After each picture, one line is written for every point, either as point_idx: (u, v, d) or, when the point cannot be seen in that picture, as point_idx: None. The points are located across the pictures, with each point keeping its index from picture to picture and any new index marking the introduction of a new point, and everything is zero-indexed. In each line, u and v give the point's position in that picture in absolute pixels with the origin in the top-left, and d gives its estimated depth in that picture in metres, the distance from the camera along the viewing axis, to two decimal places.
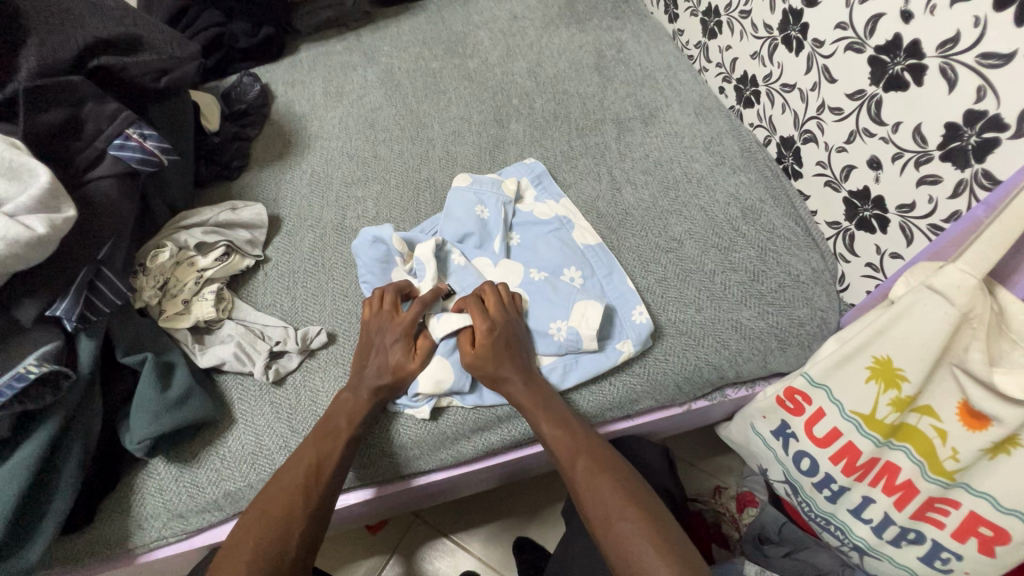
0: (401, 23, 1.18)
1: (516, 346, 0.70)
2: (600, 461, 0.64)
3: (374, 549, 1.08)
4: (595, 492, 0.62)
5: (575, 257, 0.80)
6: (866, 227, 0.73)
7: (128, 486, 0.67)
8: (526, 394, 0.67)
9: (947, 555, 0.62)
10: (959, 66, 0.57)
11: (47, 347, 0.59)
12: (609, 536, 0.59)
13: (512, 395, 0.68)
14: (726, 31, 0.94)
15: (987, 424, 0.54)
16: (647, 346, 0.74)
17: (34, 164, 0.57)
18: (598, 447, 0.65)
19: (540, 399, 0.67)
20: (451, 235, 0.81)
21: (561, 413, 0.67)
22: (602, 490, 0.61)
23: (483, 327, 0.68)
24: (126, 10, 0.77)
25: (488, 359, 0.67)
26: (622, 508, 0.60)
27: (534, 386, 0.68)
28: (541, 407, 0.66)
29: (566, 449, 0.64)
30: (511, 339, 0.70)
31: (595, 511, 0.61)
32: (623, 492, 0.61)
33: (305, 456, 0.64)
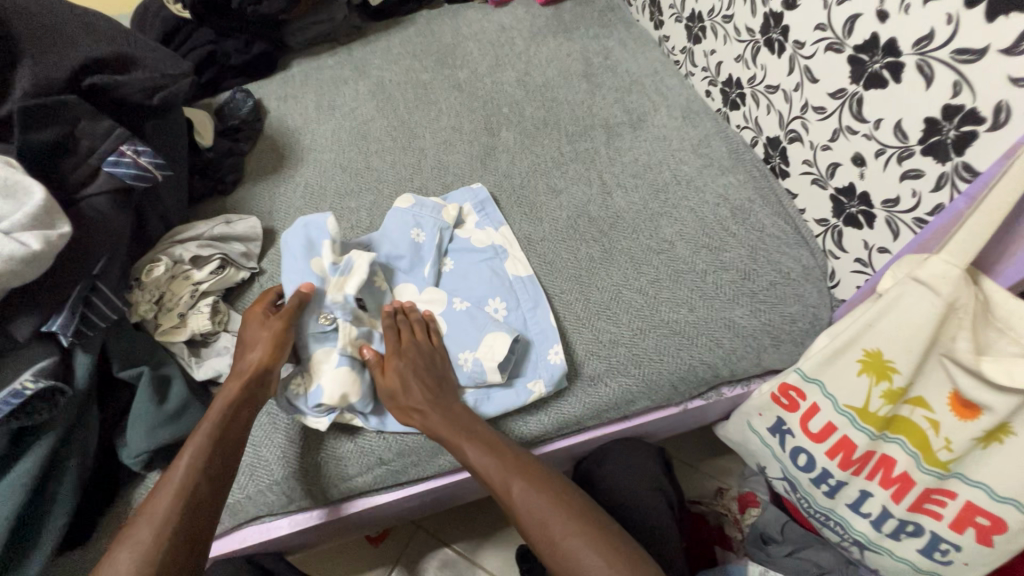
0: (391, 37, 1.20)
1: (433, 369, 0.69)
2: (530, 476, 0.61)
3: (376, 562, 1.08)
4: (530, 511, 0.59)
5: (503, 287, 0.79)
6: (853, 223, 0.74)
7: (125, 501, 0.67)
8: (443, 422, 0.65)
9: (946, 546, 0.62)
10: (935, 62, 0.58)
11: (44, 362, 0.60)
12: (556, 556, 0.56)
13: (433, 426, 0.65)
14: (710, 36, 0.96)
15: (978, 413, 0.54)
16: (561, 386, 0.73)
17: (30, 182, 0.58)
18: (525, 461, 0.63)
19: (460, 424, 0.65)
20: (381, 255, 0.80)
21: (485, 435, 0.64)
22: (536, 508, 0.59)
23: (397, 358, 0.68)
24: (119, 30, 0.79)
25: (400, 390, 0.66)
26: (562, 524, 0.57)
27: (449, 411, 0.66)
28: (461, 432, 0.64)
29: (494, 475, 0.61)
30: (426, 365, 0.69)
31: (532, 532, 0.58)
32: (557, 505, 0.59)
33: (184, 467, 0.56)
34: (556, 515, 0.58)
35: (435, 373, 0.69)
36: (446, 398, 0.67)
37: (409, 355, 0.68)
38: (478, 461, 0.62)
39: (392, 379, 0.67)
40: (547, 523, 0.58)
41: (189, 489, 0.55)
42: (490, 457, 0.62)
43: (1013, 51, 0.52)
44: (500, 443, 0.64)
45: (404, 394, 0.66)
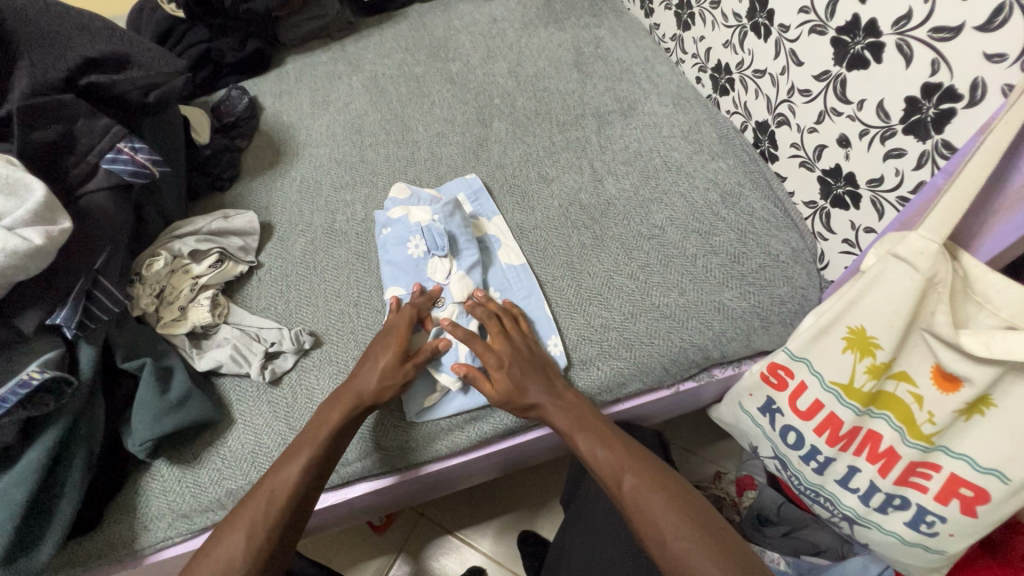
0: (384, 31, 1.21)
1: (535, 364, 0.71)
2: (646, 474, 0.63)
3: (381, 549, 1.10)
4: (646, 509, 0.60)
5: (497, 280, 0.82)
6: (840, 204, 0.75)
7: (132, 489, 0.69)
8: (564, 415, 0.67)
9: (932, 518, 0.63)
10: (914, 42, 0.59)
11: (48, 354, 0.61)
12: (667, 557, 0.57)
13: (550, 417, 0.67)
14: (699, 22, 0.96)
15: (959, 385, 0.55)
16: None
17: (30, 179, 0.60)
18: (644, 461, 0.64)
19: (583, 423, 0.67)
20: (399, 234, 0.83)
21: (602, 429, 0.66)
22: (650, 506, 0.60)
23: (499, 363, 0.69)
24: (114, 30, 0.80)
25: (512, 392, 0.68)
26: (677, 524, 0.58)
27: (569, 406, 0.68)
28: (580, 425, 0.66)
29: (612, 469, 0.63)
30: (528, 360, 0.71)
31: (644, 529, 0.60)
32: (674, 504, 0.60)
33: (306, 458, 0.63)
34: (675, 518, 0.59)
35: (540, 371, 0.70)
36: (561, 395, 0.69)
37: (524, 359, 0.70)
38: (593, 456, 0.65)
39: (500, 384, 0.68)
40: (660, 522, 0.59)
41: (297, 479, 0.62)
42: (609, 451, 0.64)
43: (987, 28, 0.52)
44: (619, 438, 0.66)
45: (519, 398, 0.68)
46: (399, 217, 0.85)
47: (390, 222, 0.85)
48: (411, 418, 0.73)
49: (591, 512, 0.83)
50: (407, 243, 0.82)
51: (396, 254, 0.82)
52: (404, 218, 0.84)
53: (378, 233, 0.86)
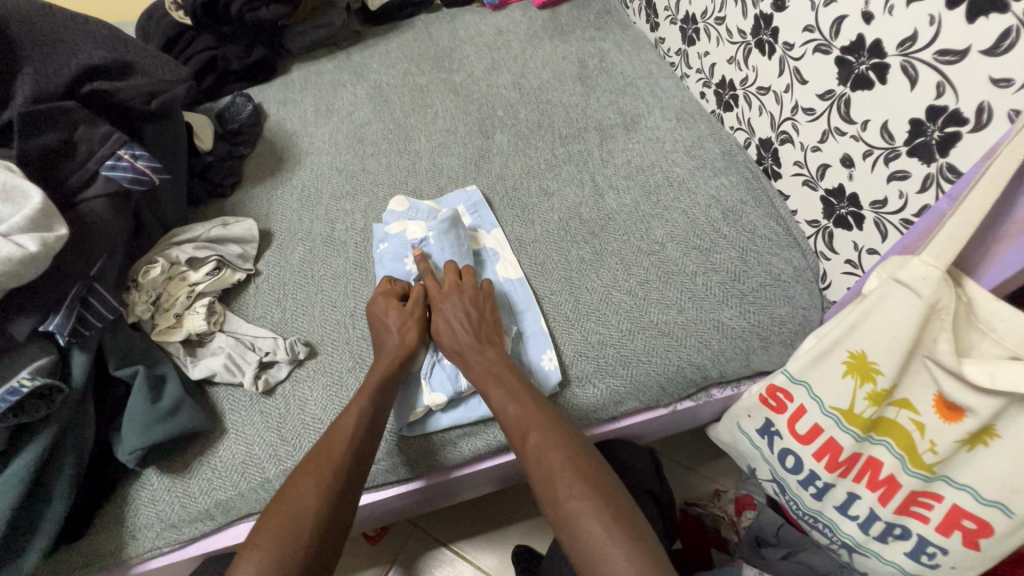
0: (390, 41, 1.22)
1: (478, 314, 0.73)
2: (552, 432, 0.62)
3: (373, 560, 1.09)
4: (545, 466, 0.60)
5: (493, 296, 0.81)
6: (843, 224, 0.74)
7: (121, 497, 0.68)
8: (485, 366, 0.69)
9: (934, 550, 0.62)
10: (919, 63, 0.58)
11: (40, 361, 0.61)
12: (556, 510, 0.58)
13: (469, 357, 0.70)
14: (703, 38, 0.96)
15: (962, 415, 0.54)
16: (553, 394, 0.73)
17: (28, 186, 0.60)
18: (552, 420, 0.64)
19: (499, 377, 0.68)
20: (397, 249, 0.84)
21: (516, 387, 0.67)
22: (545, 459, 0.60)
23: (442, 304, 0.74)
24: (119, 37, 0.81)
25: (447, 324, 0.73)
26: (569, 480, 0.58)
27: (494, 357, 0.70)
28: (497, 378, 0.68)
29: (518, 422, 0.64)
30: (470, 308, 0.73)
31: (542, 485, 0.60)
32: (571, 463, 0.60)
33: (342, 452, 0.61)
34: (573, 479, 0.58)
35: (476, 321, 0.72)
36: (488, 347, 0.70)
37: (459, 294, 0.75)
38: (505, 408, 0.65)
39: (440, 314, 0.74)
40: (553, 474, 0.59)
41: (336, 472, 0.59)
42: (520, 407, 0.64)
43: (993, 52, 0.51)
44: (531, 394, 0.66)
45: (449, 339, 0.71)
46: (396, 232, 0.86)
47: (388, 236, 0.86)
48: (399, 431, 0.72)
49: None
50: (404, 259, 0.83)
51: (394, 269, 0.83)
52: (402, 234, 0.85)
53: (374, 246, 0.87)
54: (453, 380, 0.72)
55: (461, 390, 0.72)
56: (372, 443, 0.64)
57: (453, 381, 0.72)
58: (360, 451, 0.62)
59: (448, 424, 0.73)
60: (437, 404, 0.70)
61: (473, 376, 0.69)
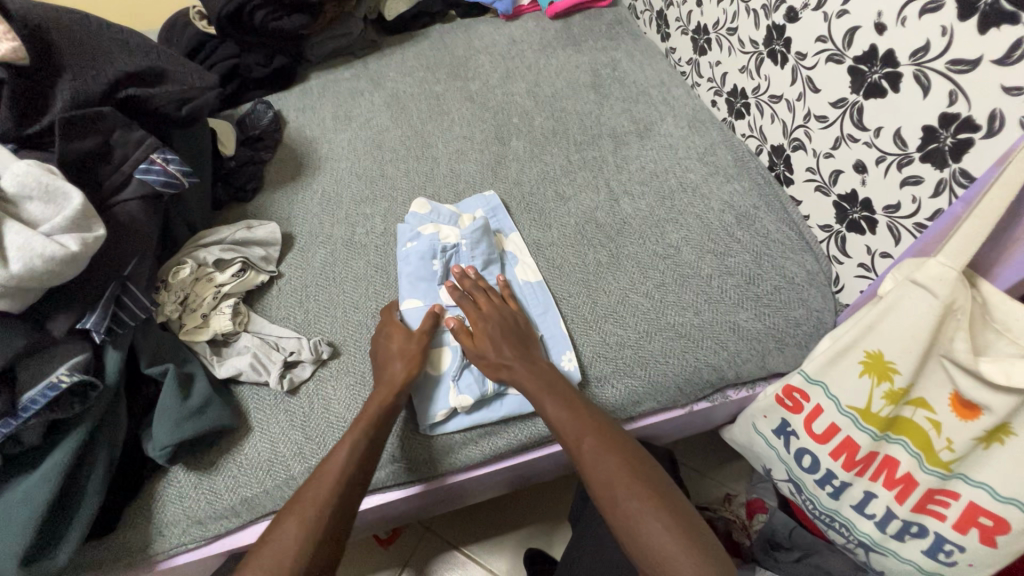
0: (406, 50, 1.25)
1: (514, 335, 0.74)
2: (606, 438, 0.63)
3: (386, 562, 1.09)
4: (602, 472, 0.60)
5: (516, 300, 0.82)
6: (856, 229, 0.76)
7: (149, 494, 0.70)
8: (531, 378, 0.69)
9: (950, 547, 0.62)
10: (932, 73, 0.60)
11: (76, 357, 0.62)
12: (617, 514, 0.58)
13: (519, 376, 0.69)
14: (715, 47, 0.98)
15: (978, 413, 0.55)
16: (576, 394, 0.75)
17: (68, 188, 0.61)
18: (606, 425, 0.64)
19: (547, 387, 0.67)
20: (425, 250, 0.84)
21: (567, 393, 0.67)
22: (602, 466, 0.61)
23: (484, 326, 0.75)
24: (151, 45, 0.83)
25: (488, 349, 0.73)
26: (628, 485, 0.59)
27: (538, 369, 0.70)
28: (546, 388, 0.67)
29: (571, 429, 0.64)
30: (511, 325, 0.75)
31: (597, 488, 0.60)
32: (628, 469, 0.60)
33: (330, 485, 0.61)
34: (635, 486, 0.59)
35: (518, 337, 0.74)
36: (534, 361, 0.72)
37: (500, 321, 0.75)
38: (556, 415, 0.65)
39: (480, 339, 0.74)
40: (611, 479, 0.59)
41: (322, 507, 0.59)
42: (571, 414, 0.65)
43: (1004, 62, 0.53)
44: (581, 402, 0.66)
45: (489, 353, 0.73)
46: (428, 233, 0.86)
47: (417, 236, 0.86)
48: (423, 430, 0.73)
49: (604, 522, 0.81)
50: (433, 260, 0.83)
51: (420, 269, 0.83)
52: (433, 236, 0.85)
53: (401, 245, 0.87)
54: (480, 382, 0.73)
55: (488, 392, 0.73)
56: (361, 483, 0.63)
57: (480, 384, 0.74)
58: (348, 482, 0.62)
59: (470, 426, 0.74)
60: (466, 404, 0.72)
61: (522, 385, 0.69)
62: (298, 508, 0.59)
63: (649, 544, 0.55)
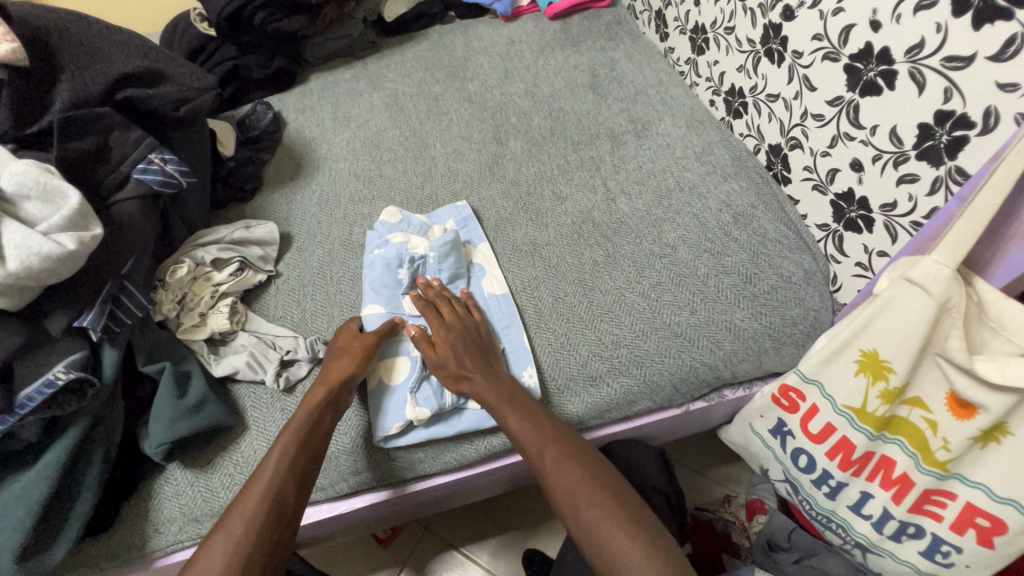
0: (405, 51, 1.25)
1: (476, 345, 0.74)
2: (566, 448, 0.63)
3: (385, 562, 1.09)
4: (564, 483, 0.61)
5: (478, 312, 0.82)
6: (853, 228, 0.76)
7: (146, 491, 0.70)
8: (490, 389, 0.68)
9: (948, 548, 0.62)
10: (927, 70, 0.60)
11: (73, 355, 0.63)
12: (579, 524, 0.59)
13: (479, 389, 0.69)
14: (712, 47, 0.98)
15: (974, 412, 0.55)
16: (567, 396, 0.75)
17: (66, 187, 0.62)
18: (564, 435, 0.65)
19: (509, 399, 0.67)
20: (391, 259, 0.84)
21: (527, 404, 0.67)
22: (564, 477, 0.61)
23: (446, 335, 0.74)
24: (150, 47, 0.84)
25: (450, 359, 0.72)
26: (591, 493, 0.60)
27: (499, 382, 0.70)
28: (506, 399, 0.67)
29: (532, 441, 0.64)
30: (473, 335, 0.75)
31: (560, 499, 0.61)
32: (590, 478, 0.61)
33: (257, 498, 0.59)
34: (598, 494, 0.60)
35: (479, 348, 0.74)
36: (495, 373, 0.71)
37: (463, 331, 0.75)
38: (517, 428, 0.65)
39: (442, 348, 0.73)
40: (574, 490, 0.60)
41: (247, 520, 0.57)
42: (533, 426, 0.65)
43: (999, 58, 0.53)
44: (541, 413, 0.67)
45: (450, 363, 0.72)
46: (397, 242, 0.86)
47: (386, 244, 0.86)
48: (378, 443, 0.72)
49: None
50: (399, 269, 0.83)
51: (385, 277, 0.83)
52: (402, 245, 0.86)
53: (368, 251, 0.87)
54: (437, 395, 0.73)
55: (445, 404, 0.72)
56: (291, 493, 0.61)
57: (438, 396, 0.73)
58: (276, 494, 0.60)
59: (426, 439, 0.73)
60: (421, 417, 0.71)
61: (484, 397, 0.68)
62: (224, 526, 0.57)
63: (612, 552, 0.56)
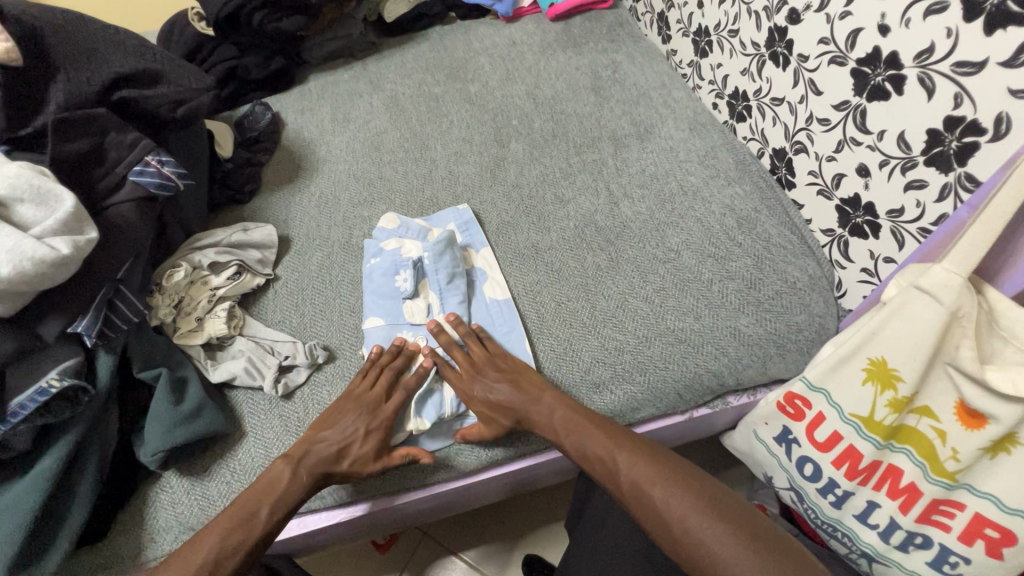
0: (405, 51, 1.24)
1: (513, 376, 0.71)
2: (637, 452, 0.62)
3: (384, 568, 1.08)
4: (643, 486, 0.59)
5: (479, 316, 0.81)
6: (858, 233, 0.75)
7: (141, 499, 0.69)
8: (547, 406, 0.68)
9: (956, 559, 0.61)
10: (936, 75, 0.59)
11: (68, 362, 0.62)
12: (668, 530, 0.56)
13: (536, 412, 0.68)
14: (716, 50, 0.97)
15: (984, 422, 0.54)
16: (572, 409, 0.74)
17: (60, 190, 0.61)
18: (634, 440, 0.64)
19: (572, 413, 0.67)
20: (387, 267, 0.82)
21: (589, 415, 0.66)
22: (642, 480, 0.59)
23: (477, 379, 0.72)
24: (148, 46, 0.82)
25: (491, 401, 0.69)
26: (673, 493, 0.58)
27: (552, 398, 0.69)
28: (567, 411, 0.67)
29: (602, 452, 0.63)
30: (504, 370, 0.72)
31: (641, 506, 0.59)
32: (670, 477, 0.59)
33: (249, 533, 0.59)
34: (670, 489, 0.58)
35: (513, 376, 0.71)
36: (537, 394, 0.69)
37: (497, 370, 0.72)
38: (583, 444, 0.64)
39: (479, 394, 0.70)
40: (654, 493, 0.58)
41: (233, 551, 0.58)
42: (598, 440, 0.64)
43: (1011, 63, 0.52)
44: (605, 422, 0.66)
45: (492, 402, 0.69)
46: (391, 248, 0.85)
47: (380, 252, 0.85)
48: None
49: (600, 533, 0.79)
50: (396, 276, 0.81)
51: (384, 286, 0.81)
52: (397, 251, 0.85)
53: (365, 261, 0.86)
54: (435, 406, 0.72)
55: (444, 414, 0.72)
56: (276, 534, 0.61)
57: (437, 407, 0.72)
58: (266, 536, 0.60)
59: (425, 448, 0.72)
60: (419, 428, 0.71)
61: (543, 425, 0.67)
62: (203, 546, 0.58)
63: (711, 554, 0.53)
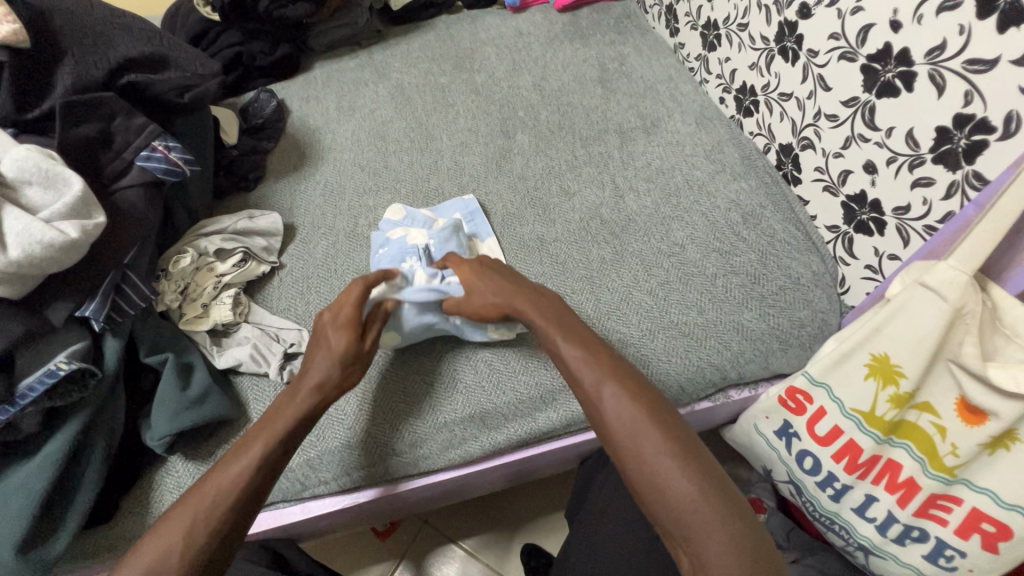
0: (411, 40, 1.23)
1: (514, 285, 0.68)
2: (626, 386, 0.57)
3: (384, 554, 1.09)
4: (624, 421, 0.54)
5: None
6: (864, 230, 0.75)
7: (146, 483, 0.69)
8: (545, 320, 0.63)
9: (951, 552, 0.62)
10: (947, 72, 0.59)
11: (75, 346, 0.62)
12: (643, 470, 0.52)
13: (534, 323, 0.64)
14: (725, 43, 0.97)
15: (985, 419, 0.55)
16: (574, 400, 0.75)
17: (69, 173, 0.61)
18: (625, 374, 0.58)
19: (566, 339, 0.61)
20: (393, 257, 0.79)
21: (583, 342, 0.61)
22: (626, 414, 0.54)
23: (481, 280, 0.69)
24: (155, 30, 0.82)
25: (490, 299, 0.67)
26: (654, 434, 0.53)
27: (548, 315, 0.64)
28: (558, 336, 0.62)
29: (591, 380, 0.58)
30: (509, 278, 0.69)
31: (619, 441, 0.54)
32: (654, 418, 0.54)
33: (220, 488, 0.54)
34: (653, 426, 0.53)
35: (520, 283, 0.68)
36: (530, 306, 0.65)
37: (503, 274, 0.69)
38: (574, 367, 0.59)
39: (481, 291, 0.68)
40: (636, 429, 0.53)
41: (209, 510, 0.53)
42: (591, 365, 0.59)
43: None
44: (601, 351, 0.60)
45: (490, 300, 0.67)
46: (398, 238, 0.83)
47: (388, 242, 0.83)
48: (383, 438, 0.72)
49: (599, 523, 0.80)
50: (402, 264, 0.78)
51: None
52: (403, 239, 0.83)
53: (374, 254, 0.84)
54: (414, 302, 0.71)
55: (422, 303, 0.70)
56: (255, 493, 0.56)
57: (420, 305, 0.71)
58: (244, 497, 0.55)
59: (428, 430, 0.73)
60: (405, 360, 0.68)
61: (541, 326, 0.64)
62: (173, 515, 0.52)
63: (681, 499, 0.49)
